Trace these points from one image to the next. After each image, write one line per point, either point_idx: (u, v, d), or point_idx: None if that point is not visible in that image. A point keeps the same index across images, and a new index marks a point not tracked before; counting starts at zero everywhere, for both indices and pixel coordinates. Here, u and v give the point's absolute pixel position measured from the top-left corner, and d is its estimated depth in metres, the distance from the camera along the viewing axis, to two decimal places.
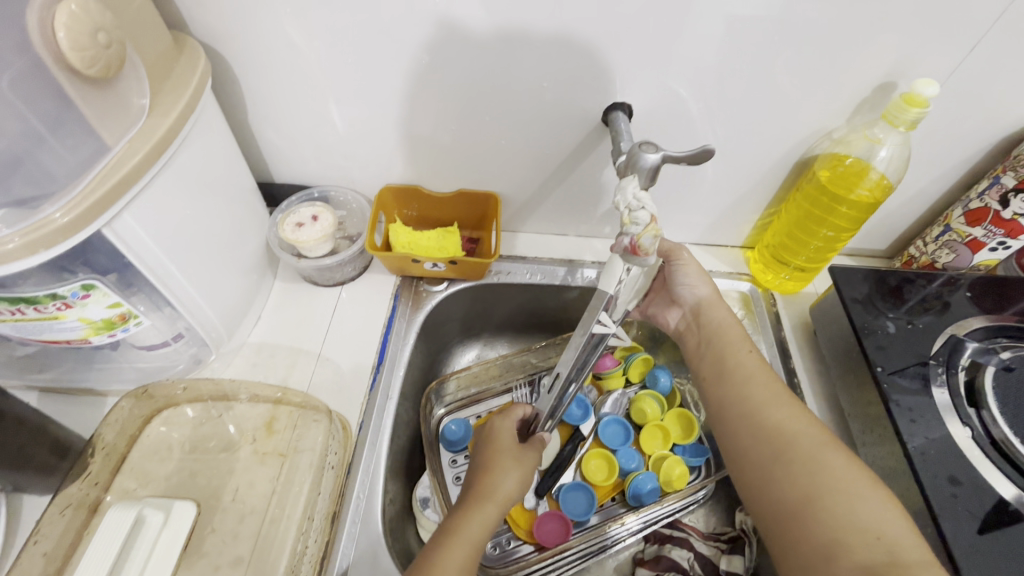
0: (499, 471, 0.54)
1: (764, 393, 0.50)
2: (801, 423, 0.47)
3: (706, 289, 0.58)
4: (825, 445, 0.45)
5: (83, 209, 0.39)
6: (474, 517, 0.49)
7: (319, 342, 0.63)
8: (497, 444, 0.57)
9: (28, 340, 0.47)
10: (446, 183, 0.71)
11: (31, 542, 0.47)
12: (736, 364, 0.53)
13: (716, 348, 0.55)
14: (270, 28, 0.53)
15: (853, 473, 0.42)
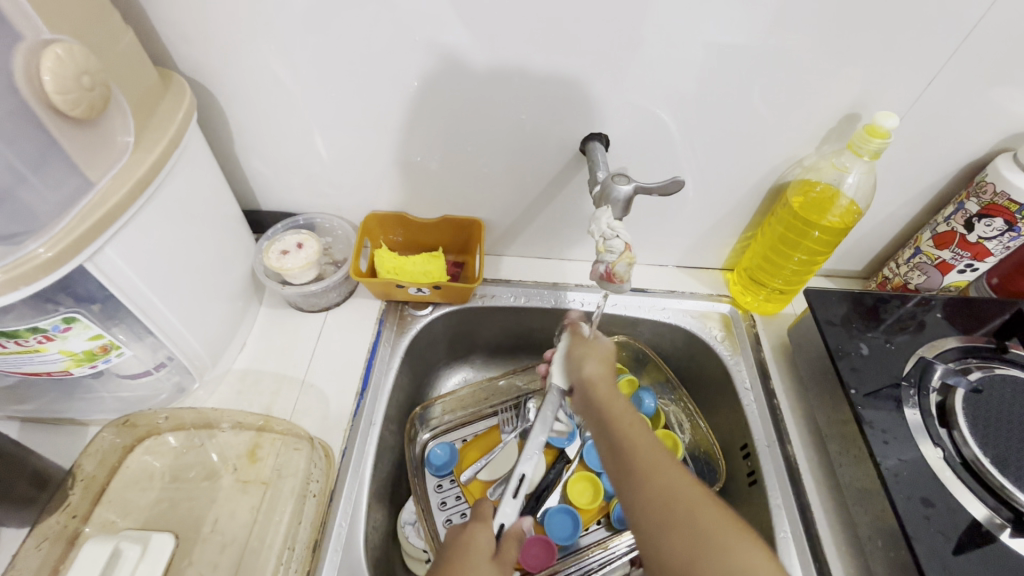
0: (472, 563, 0.48)
1: (648, 455, 0.45)
2: (686, 485, 0.42)
3: (597, 364, 0.55)
4: (700, 499, 0.42)
5: (67, 244, 0.40)
6: None
7: (303, 368, 0.64)
8: (466, 557, 0.48)
9: (9, 372, 0.47)
10: (430, 209, 0.72)
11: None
12: (622, 427, 0.47)
13: (603, 412, 0.50)
14: (256, 64, 0.55)
15: (729, 528, 0.40)
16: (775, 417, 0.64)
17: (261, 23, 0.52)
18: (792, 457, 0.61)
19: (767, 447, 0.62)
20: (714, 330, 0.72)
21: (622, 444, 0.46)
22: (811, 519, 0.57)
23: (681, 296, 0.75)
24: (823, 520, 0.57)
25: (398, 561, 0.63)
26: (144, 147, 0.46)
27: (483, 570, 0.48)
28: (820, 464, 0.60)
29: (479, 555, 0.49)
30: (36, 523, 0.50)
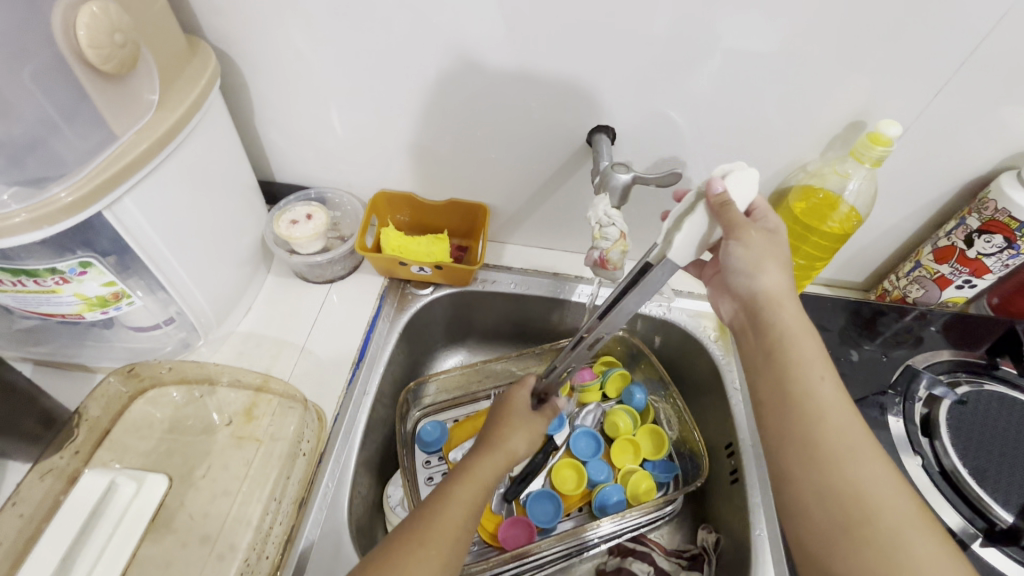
0: (522, 420, 0.59)
1: (841, 445, 0.40)
2: (886, 489, 0.38)
3: (775, 275, 0.44)
4: (903, 513, 0.37)
5: (88, 190, 0.42)
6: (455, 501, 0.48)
7: (304, 335, 0.66)
8: (507, 411, 0.61)
9: (28, 312, 0.50)
10: (439, 191, 0.74)
11: (11, 502, 0.49)
12: (788, 337, 0.43)
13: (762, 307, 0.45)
14: (280, 37, 0.57)
15: (942, 559, 0.35)
16: None
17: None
18: None
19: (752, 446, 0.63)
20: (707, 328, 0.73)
21: (797, 408, 0.42)
22: None
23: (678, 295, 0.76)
24: None
25: (383, 529, 0.65)
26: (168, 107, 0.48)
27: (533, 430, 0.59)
28: None
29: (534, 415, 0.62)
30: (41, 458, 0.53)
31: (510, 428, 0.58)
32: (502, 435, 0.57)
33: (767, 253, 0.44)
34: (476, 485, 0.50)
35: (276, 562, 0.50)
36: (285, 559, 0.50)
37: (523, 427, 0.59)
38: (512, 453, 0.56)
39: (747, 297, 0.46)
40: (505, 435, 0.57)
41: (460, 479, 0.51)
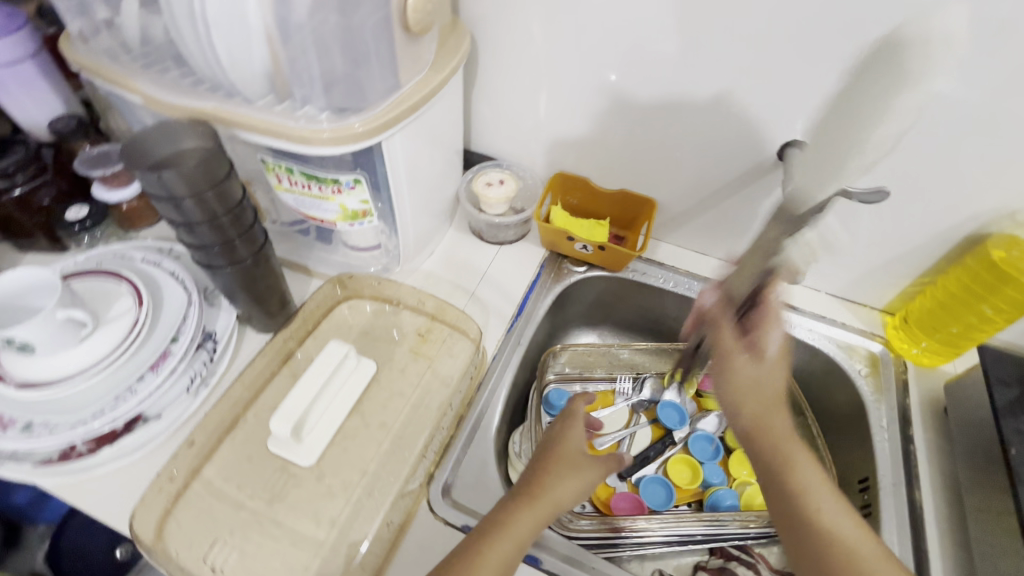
0: (566, 471, 0.52)
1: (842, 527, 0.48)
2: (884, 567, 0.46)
3: (763, 387, 0.53)
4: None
5: (376, 124, 0.52)
6: (525, 517, 0.49)
7: (475, 284, 0.75)
8: (560, 451, 0.54)
9: (298, 213, 0.62)
10: (611, 181, 0.80)
11: (264, 349, 0.63)
12: (782, 448, 0.51)
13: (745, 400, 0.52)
14: (518, 24, 0.67)
15: None
16: (907, 461, 0.63)
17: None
18: (918, 503, 0.59)
19: (891, 485, 0.61)
20: (858, 365, 0.72)
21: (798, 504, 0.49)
22: (926, 564, 0.56)
23: (831, 324, 0.75)
24: (939, 568, 0.55)
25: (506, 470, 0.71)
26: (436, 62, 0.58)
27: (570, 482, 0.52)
28: (948, 519, 0.59)
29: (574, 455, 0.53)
30: (274, 334, 0.66)
31: (553, 476, 0.52)
32: (545, 483, 0.51)
33: (756, 378, 0.53)
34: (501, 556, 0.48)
35: (436, 461, 0.59)
36: (444, 458, 0.59)
37: (563, 480, 0.52)
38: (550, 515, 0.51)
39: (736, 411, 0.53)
40: (545, 491, 0.51)
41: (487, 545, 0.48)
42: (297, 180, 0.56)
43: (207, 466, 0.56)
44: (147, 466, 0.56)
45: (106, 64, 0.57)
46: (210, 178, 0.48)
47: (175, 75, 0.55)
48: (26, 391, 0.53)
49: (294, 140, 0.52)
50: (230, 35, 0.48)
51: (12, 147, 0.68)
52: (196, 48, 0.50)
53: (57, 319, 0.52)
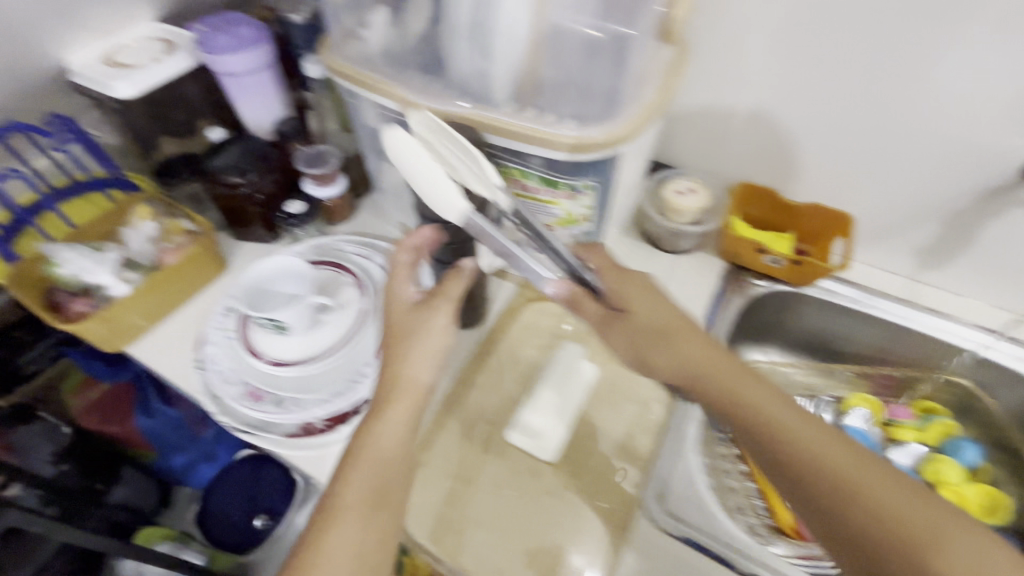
0: (405, 378, 0.51)
1: (851, 474, 0.43)
2: (902, 499, 0.41)
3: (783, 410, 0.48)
4: (950, 529, 0.39)
5: (622, 135, 0.53)
6: (385, 421, 0.50)
7: (655, 293, 0.75)
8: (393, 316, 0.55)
9: (512, 215, 0.64)
10: (801, 195, 0.77)
11: (480, 349, 0.68)
12: (809, 446, 0.45)
13: (760, 426, 0.48)
14: (735, 33, 0.66)
15: (944, 521, 0.40)
16: None
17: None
18: None
19: None
20: None
21: (840, 488, 0.43)
22: None
23: None
24: None
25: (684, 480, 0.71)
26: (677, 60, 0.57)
27: (411, 395, 0.51)
28: None
29: (428, 310, 0.53)
30: (478, 332, 0.70)
31: (397, 353, 0.52)
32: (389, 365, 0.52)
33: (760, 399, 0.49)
34: (349, 514, 0.47)
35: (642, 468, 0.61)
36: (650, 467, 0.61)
37: (414, 347, 0.52)
38: (420, 391, 0.51)
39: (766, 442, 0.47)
40: (379, 420, 0.50)
41: (340, 489, 0.48)
42: (528, 184, 0.58)
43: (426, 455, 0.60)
44: None
45: (360, 72, 0.62)
46: (459, 187, 0.53)
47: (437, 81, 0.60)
48: (280, 368, 0.60)
49: (545, 144, 0.54)
50: (510, 44, 0.51)
51: (239, 146, 0.75)
52: (469, 56, 0.54)
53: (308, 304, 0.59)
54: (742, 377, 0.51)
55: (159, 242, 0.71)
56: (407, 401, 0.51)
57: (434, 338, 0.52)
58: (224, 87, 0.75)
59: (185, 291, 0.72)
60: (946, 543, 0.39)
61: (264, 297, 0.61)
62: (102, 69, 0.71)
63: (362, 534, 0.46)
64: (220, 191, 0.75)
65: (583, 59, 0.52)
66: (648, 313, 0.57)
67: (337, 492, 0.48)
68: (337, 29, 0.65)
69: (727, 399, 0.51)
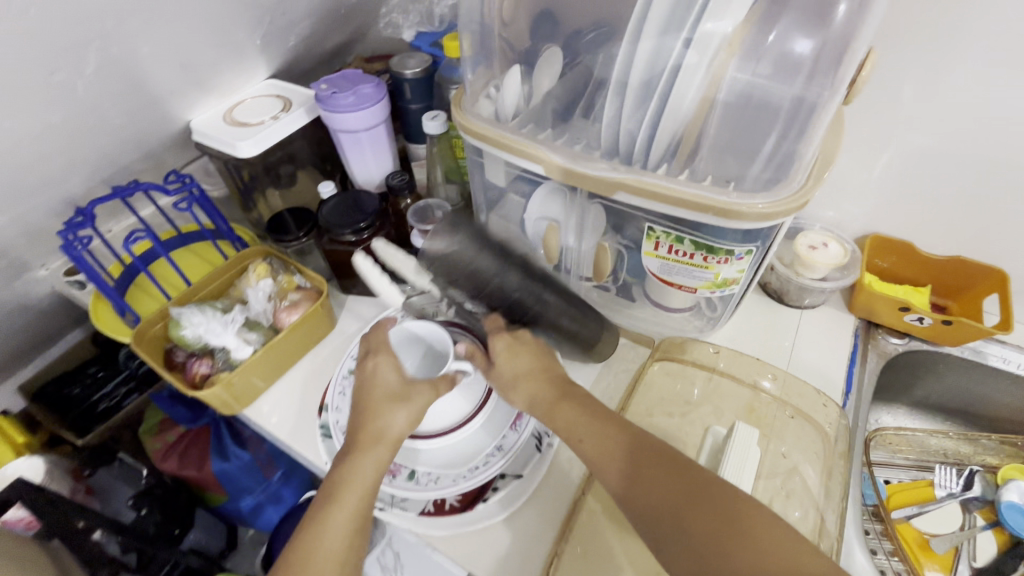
0: (378, 423, 0.52)
1: (669, 484, 0.45)
2: (733, 504, 0.43)
3: (580, 421, 0.51)
4: (764, 524, 0.41)
5: (788, 206, 0.47)
6: (363, 465, 0.50)
7: (787, 353, 0.70)
8: (370, 394, 0.53)
9: (651, 276, 0.61)
10: (942, 247, 0.72)
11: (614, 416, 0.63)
12: (636, 462, 0.47)
13: (606, 463, 0.48)
14: (889, 83, 0.62)
15: (752, 514, 0.42)
16: None
17: (933, 39, 0.57)
18: None
19: None
20: None
21: (672, 508, 0.43)
22: None
23: None
24: None
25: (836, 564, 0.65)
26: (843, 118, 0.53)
27: (386, 443, 0.51)
28: None
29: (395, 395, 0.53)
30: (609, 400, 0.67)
31: (371, 411, 0.52)
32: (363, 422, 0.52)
33: (606, 434, 0.50)
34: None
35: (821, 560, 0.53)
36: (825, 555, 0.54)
37: (386, 410, 0.52)
38: (389, 443, 0.51)
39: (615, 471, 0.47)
40: (353, 464, 0.50)
41: (303, 550, 0.46)
42: (681, 249, 0.55)
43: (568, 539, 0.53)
44: (510, 529, 0.55)
45: (489, 126, 0.60)
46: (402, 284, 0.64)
47: (582, 143, 0.59)
48: (413, 440, 0.57)
49: (717, 215, 0.49)
50: (681, 110, 0.48)
51: (348, 199, 0.75)
52: (630, 121, 0.51)
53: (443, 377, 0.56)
54: (586, 415, 0.52)
55: (275, 299, 0.70)
56: (379, 451, 0.51)
57: (395, 386, 0.54)
58: (339, 143, 0.75)
59: (300, 349, 0.71)
60: (749, 530, 0.41)
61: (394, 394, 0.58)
62: (226, 128, 0.72)
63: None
64: (331, 246, 0.74)
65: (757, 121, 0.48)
66: (526, 385, 0.55)
67: (302, 552, 0.46)
68: (469, 87, 0.65)
69: (572, 433, 0.51)
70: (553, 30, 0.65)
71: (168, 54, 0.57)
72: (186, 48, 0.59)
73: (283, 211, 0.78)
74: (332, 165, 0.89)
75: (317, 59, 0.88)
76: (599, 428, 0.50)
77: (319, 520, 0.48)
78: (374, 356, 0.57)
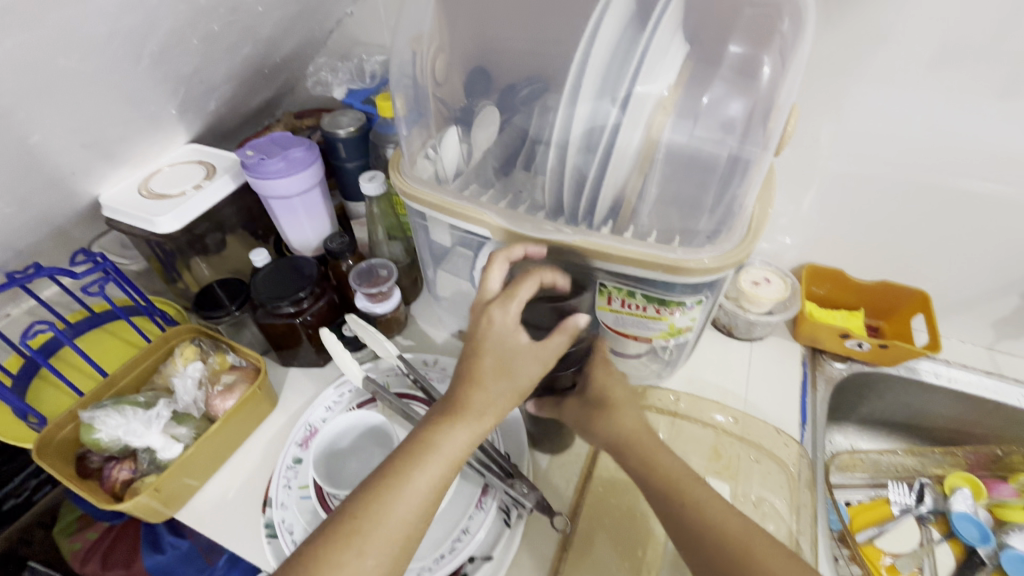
0: (487, 390, 0.49)
1: (739, 545, 0.45)
2: None
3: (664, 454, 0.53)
4: None
5: (730, 260, 0.48)
6: (461, 433, 0.47)
7: (744, 388, 0.71)
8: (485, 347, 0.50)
9: (606, 328, 0.60)
10: (871, 273, 0.76)
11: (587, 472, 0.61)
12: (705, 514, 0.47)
13: (715, 545, 0.46)
14: (807, 127, 0.66)
15: None
16: None
17: (842, 88, 0.61)
18: None
19: None
20: None
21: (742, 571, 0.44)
22: None
23: None
24: None
25: None
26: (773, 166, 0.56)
27: (489, 414, 0.49)
28: None
29: (519, 351, 0.49)
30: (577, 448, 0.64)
31: (486, 370, 0.49)
32: (476, 378, 0.49)
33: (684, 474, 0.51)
34: (396, 529, 0.44)
35: None
36: None
37: (506, 371, 0.49)
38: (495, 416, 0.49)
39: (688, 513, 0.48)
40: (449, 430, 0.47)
41: (385, 497, 0.44)
42: (633, 302, 0.55)
43: None
44: None
45: (428, 189, 0.58)
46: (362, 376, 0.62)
47: (525, 205, 0.58)
48: None
49: (664, 270, 0.49)
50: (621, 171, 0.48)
51: (279, 268, 0.70)
52: (571, 180, 0.51)
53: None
54: (691, 483, 0.50)
55: (207, 386, 0.63)
56: (476, 423, 0.48)
57: (509, 352, 0.49)
58: (271, 208, 0.71)
59: (236, 438, 0.64)
60: None
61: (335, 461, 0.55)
62: (140, 202, 0.66)
63: (378, 568, 0.42)
64: (267, 319, 0.68)
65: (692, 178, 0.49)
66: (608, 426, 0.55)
67: (376, 510, 0.44)
68: (405, 147, 0.62)
69: (677, 494, 0.49)
70: (488, 85, 0.64)
71: (69, 136, 0.52)
72: (90, 127, 0.54)
73: (213, 284, 0.73)
74: (264, 228, 0.84)
75: (243, 118, 0.84)
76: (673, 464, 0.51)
77: (408, 467, 0.46)
78: (497, 308, 0.50)
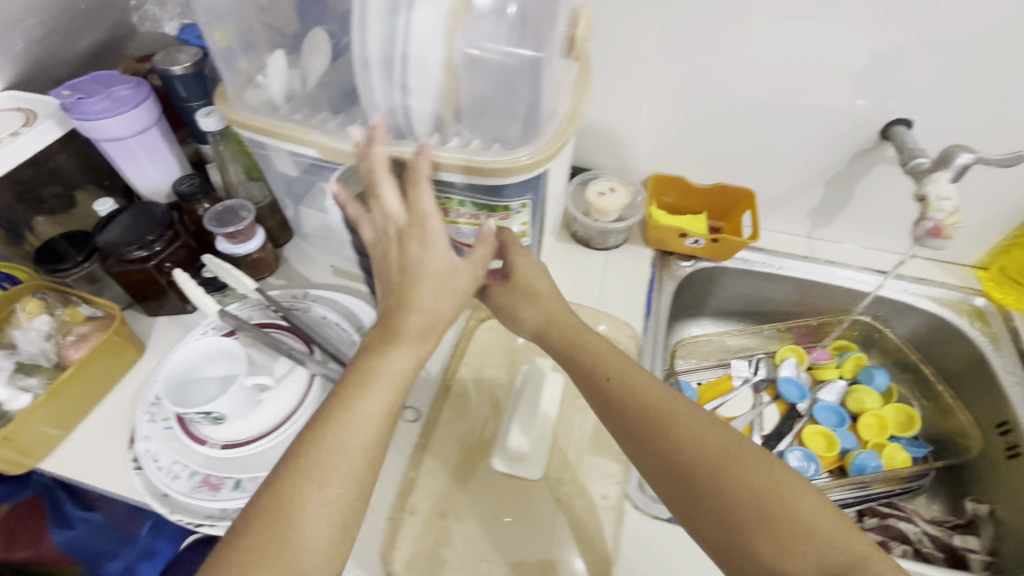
0: (416, 315, 0.47)
1: (659, 405, 0.48)
2: (727, 433, 0.45)
3: (595, 339, 0.54)
4: (756, 459, 0.44)
5: (540, 158, 0.52)
6: (397, 358, 0.47)
7: (597, 290, 0.78)
8: (416, 277, 0.48)
9: (454, 243, 0.65)
10: (707, 178, 0.84)
11: (451, 373, 0.66)
12: (630, 386, 0.50)
13: (639, 411, 0.48)
14: (628, 39, 0.70)
15: (750, 451, 0.44)
16: None
17: None
18: None
19: None
20: (967, 320, 0.78)
21: (666, 426, 0.46)
22: None
23: (929, 284, 0.81)
24: None
25: None
26: (584, 73, 0.59)
27: (423, 338, 0.48)
28: None
29: (431, 269, 0.48)
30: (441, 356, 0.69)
31: (411, 299, 0.47)
32: (401, 308, 0.47)
33: (613, 355, 0.53)
34: (345, 470, 0.43)
35: None
36: None
37: (426, 297, 0.47)
38: (424, 340, 0.48)
39: (613, 388, 0.50)
40: (387, 358, 0.47)
41: (332, 439, 0.43)
42: (465, 212, 0.59)
43: (405, 499, 0.56)
44: None
45: (260, 117, 0.59)
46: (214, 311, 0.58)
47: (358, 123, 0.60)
48: (231, 450, 0.56)
49: (481, 173, 0.52)
50: (427, 80, 0.51)
51: (129, 214, 0.68)
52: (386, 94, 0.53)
53: (245, 385, 0.54)
54: (618, 359, 0.52)
55: (57, 336, 0.63)
56: (413, 346, 0.48)
57: (438, 277, 0.48)
58: (108, 154, 0.68)
59: (98, 386, 0.64)
60: (738, 454, 0.44)
61: (192, 393, 0.56)
62: None
63: (343, 498, 0.43)
64: (119, 267, 0.66)
65: (498, 85, 0.52)
66: (534, 311, 0.58)
67: (330, 445, 0.43)
68: (231, 82, 0.62)
69: (603, 371, 0.52)
70: None
71: None
72: None
73: (56, 238, 0.70)
74: (113, 179, 0.80)
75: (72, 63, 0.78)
76: (601, 344, 0.54)
77: (348, 404, 0.45)
78: (423, 230, 0.48)
